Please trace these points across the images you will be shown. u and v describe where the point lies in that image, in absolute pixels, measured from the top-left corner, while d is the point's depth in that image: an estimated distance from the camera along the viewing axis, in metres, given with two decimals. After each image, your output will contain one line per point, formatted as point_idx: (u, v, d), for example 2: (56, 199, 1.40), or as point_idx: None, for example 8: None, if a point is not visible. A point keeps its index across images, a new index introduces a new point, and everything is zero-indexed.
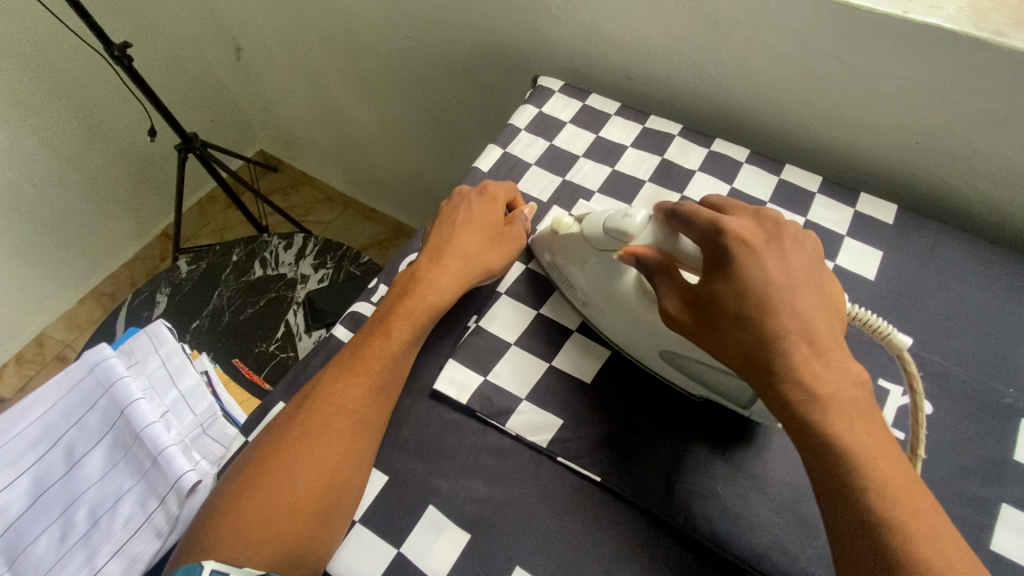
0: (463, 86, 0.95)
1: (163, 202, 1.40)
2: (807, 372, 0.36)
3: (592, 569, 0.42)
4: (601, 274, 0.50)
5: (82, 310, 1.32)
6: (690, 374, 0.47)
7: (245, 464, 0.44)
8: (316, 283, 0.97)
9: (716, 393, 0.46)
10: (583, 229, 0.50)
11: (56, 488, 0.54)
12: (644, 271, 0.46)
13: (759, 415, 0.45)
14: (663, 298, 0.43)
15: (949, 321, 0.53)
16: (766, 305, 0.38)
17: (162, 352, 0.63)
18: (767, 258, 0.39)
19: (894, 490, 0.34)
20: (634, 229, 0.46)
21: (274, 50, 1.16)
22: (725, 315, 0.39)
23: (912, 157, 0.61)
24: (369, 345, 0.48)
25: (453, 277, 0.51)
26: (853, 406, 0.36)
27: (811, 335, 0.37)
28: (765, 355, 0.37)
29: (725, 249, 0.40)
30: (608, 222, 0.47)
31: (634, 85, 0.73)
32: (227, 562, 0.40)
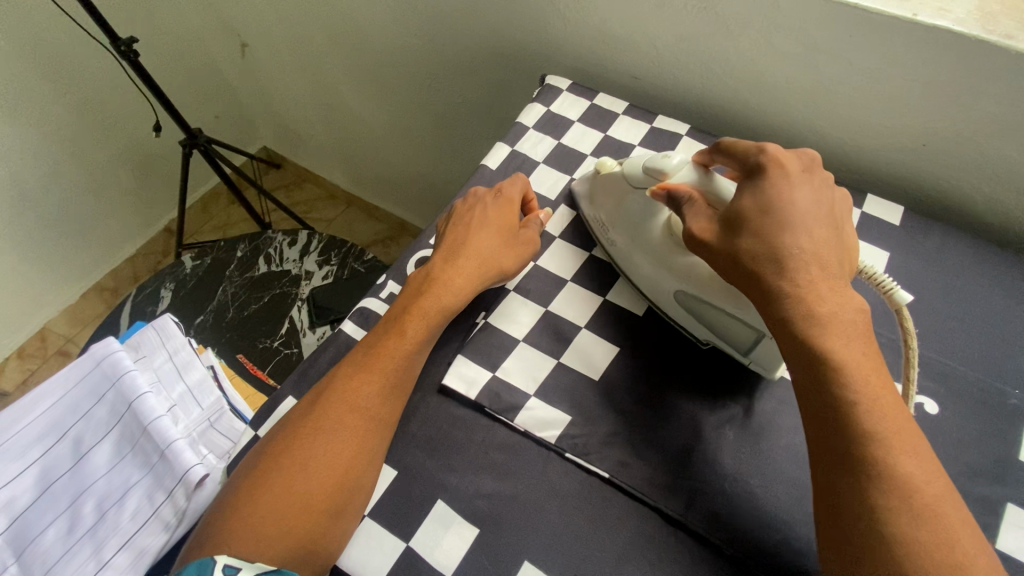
0: (469, 85, 0.95)
1: (166, 197, 1.40)
2: (814, 289, 0.39)
3: (600, 565, 0.42)
4: (634, 213, 0.54)
5: (85, 305, 1.32)
6: (699, 318, 0.50)
7: (257, 460, 0.44)
8: (321, 279, 0.97)
9: (721, 340, 0.49)
10: (623, 169, 0.54)
11: (63, 480, 0.54)
12: (673, 206, 0.48)
13: (758, 365, 0.48)
14: (691, 221, 0.45)
15: (956, 322, 0.53)
16: (785, 224, 0.41)
17: (170, 346, 0.63)
18: (795, 184, 0.43)
19: (883, 407, 0.36)
20: (671, 169, 0.49)
21: (279, 47, 1.16)
22: (745, 229, 0.42)
23: (918, 159, 0.61)
24: (384, 344, 0.48)
25: (467, 278, 0.52)
26: (854, 327, 0.38)
27: (822, 262, 0.40)
28: (777, 268, 0.40)
29: (756, 174, 0.44)
30: (647, 162, 0.51)
31: (641, 85, 0.73)
32: (238, 557, 0.39)
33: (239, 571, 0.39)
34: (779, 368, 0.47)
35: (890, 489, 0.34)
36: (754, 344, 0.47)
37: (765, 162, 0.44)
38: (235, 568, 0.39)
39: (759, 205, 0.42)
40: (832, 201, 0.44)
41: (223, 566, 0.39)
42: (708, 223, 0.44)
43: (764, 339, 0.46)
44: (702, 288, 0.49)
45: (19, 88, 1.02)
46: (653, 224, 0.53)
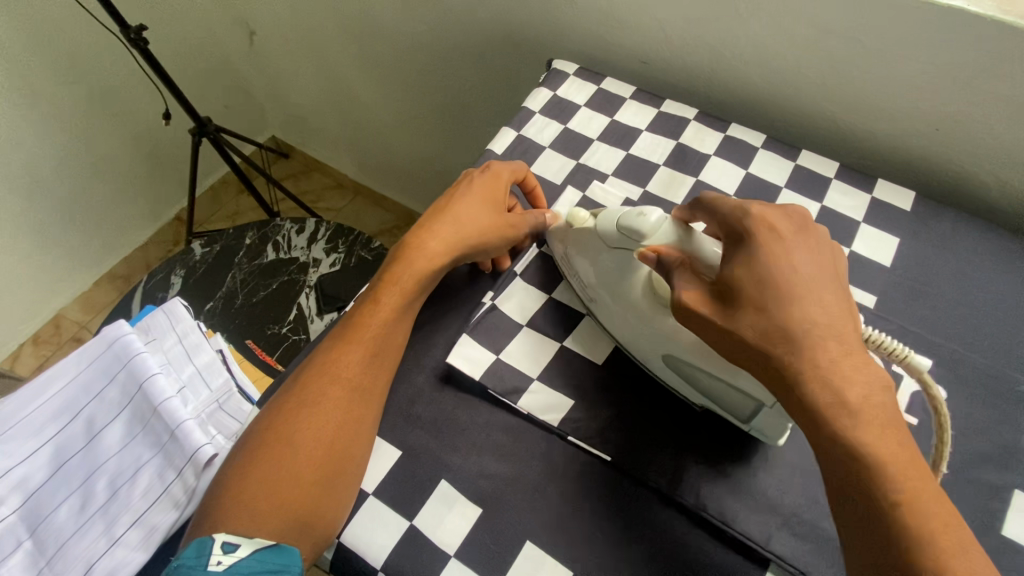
0: (475, 72, 0.95)
1: (176, 186, 1.41)
2: (841, 366, 0.36)
3: (602, 545, 0.42)
4: (612, 274, 0.49)
5: (98, 292, 1.34)
6: (695, 387, 0.46)
7: (253, 434, 0.46)
8: (328, 266, 0.97)
9: (720, 407, 0.45)
10: (595, 224, 0.49)
11: (76, 458, 0.55)
12: (662, 269, 0.43)
13: (759, 432, 0.44)
14: (678, 287, 0.41)
15: (967, 308, 0.52)
16: (792, 294, 0.38)
17: (179, 329, 0.64)
18: (791, 249, 0.40)
19: (920, 496, 0.32)
20: (648, 229, 0.45)
21: (286, 35, 1.16)
22: (745, 302, 0.38)
23: (932, 145, 0.60)
24: (362, 315, 0.49)
25: (442, 244, 0.51)
26: (883, 412, 0.35)
27: (843, 333, 0.37)
28: (785, 341, 0.37)
29: (744, 246, 0.40)
30: (620, 219, 0.47)
31: (650, 70, 0.72)
32: (236, 533, 0.41)
33: (238, 547, 0.40)
34: (783, 435, 0.43)
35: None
36: (754, 411, 0.43)
37: (753, 227, 0.41)
38: (234, 544, 0.40)
39: (757, 278, 0.39)
40: (834, 258, 0.41)
41: (222, 543, 0.40)
42: (700, 294, 0.40)
43: (765, 407, 0.42)
44: (696, 357, 0.44)
45: (30, 77, 1.03)
46: (633, 285, 0.48)
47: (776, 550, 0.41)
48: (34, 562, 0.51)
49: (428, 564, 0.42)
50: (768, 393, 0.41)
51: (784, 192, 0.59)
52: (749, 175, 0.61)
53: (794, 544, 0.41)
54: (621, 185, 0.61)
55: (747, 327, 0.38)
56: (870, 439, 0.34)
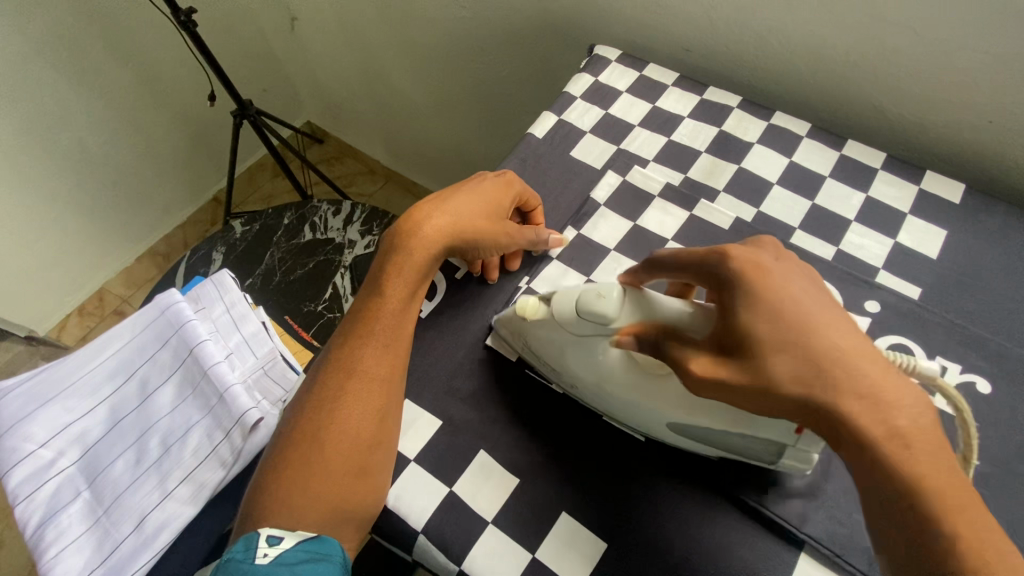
0: (513, 59, 0.95)
1: (215, 167, 1.45)
2: (874, 389, 0.32)
3: (635, 519, 0.43)
4: (584, 356, 0.44)
5: (139, 268, 1.39)
6: (699, 440, 0.43)
7: (288, 425, 0.47)
8: (363, 248, 0.99)
9: (740, 454, 0.43)
10: (553, 309, 0.44)
11: (132, 416, 0.58)
12: (647, 348, 0.40)
13: (787, 466, 0.42)
14: (686, 362, 0.36)
15: (1016, 302, 0.51)
16: (797, 330, 0.34)
17: (227, 299, 0.66)
18: (784, 278, 0.36)
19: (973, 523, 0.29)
20: (611, 310, 0.41)
21: (326, 20, 1.19)
22: (755, 347, 0.34)
23: (984, 138, 0.59)
24: (371, 308, 0.49)
25: (440, 237, 0.50)
26: (927, 434, 0.31)
27: (860, 358, 0.33)
28: (818, 380, 0.33)
29: (728, 286, 0.36)
30: (580, 301, 0.42)
31: (693, 57, 0.72)
32: (281, 527, 0.42)
33: (282, 539, 0.42)
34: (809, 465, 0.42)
35: None
36: (778, 450, 0.41)
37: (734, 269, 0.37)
38: (279, 537, 0.42)
39: (765, 316, 0.35)
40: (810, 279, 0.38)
41: (268, 536, 0.41)
42: (707, 357, 0.36)
43: (789, 446, 0.40)
44: (694, 418, 0.41)
45: (85, 55, 1.07)
46: (608, 362, 0.43)
47: (813, 533, 0.42)
48: (91, 512, 0.54)
49: (468, 530, 0.43)
50: (790, 433, 0.39)
51: (829, 181, 0.59)
52: (793, 163, 0.60)
53: (830, 527, 0.42)
54: (662, 170, 0.61)
55: (775, 371, 0.33)
56: (906, 467, 0.30)
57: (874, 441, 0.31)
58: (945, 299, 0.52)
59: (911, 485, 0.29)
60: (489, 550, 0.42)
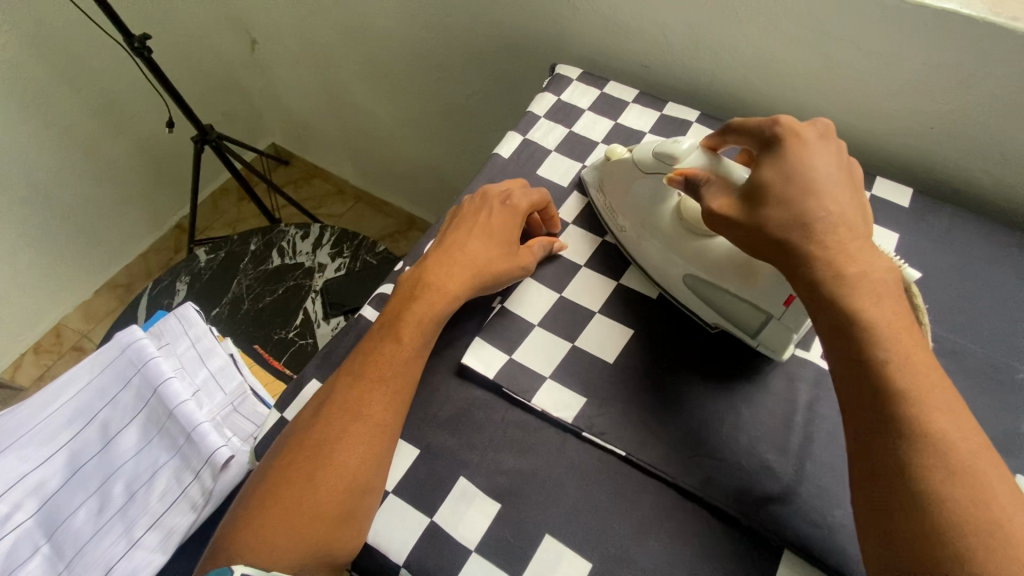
0: (477, 78, 0.96)
1: (177, 194, 1.41)
2: (854, 244, 0.40)
3: (619, 537, 0.43)
4: (644, 197, 0.55)
5: (99, 301, 1.34)
6: (709, 300, 0.51)
7: (279, 465, 0.45)
8: (334, 271, 0.97)
9: (730, 321, 0.50)
10: (633, 155, 0.54)
11: (93, 462, 0.55)
12: (692, 191, 0.47)
13: (765, 347, 0.49)
14: (709, 203, 0.45)
15: (966, 300, 0.54)
16: (804, 187, 0.42)
17: (192, 334, 0.64)
18: (815, 150, 0.43)
19: (912, 360, 0.35)
20: (680, 153, 0.49)
21: (287, 42, 1.18)
22: (768, 197, 0.42)
23: (929, 144, 0.62)
24: (381, 349, 0.48)
25: (460, 283, 0.52)
26: (885, 285, 0.38)
27: (854, 224, 0.41)
28: (802, 228, 0.40)
29: (771, 152, 0.44)
30: (656, 148, 0.51)
31: (651, 74, 0.74)
32: (256, 566, 0.41)
33: None
34: (787, 350, 0.48)
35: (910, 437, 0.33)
36: (763, 323, 0.48)
37: (781, 133, 0.44)
38: None
39: (780, 177, 0.42)
40: (850, 167, 0.45)
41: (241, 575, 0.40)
42: (726, 200, 0.45)
43: (774, 319, 0.48)
44: (712, 273, 0.50)
45: (36, 86, 1.04)
46: (663, 210, 0.54)
47: (791, 537, 0.42)
48: (52, 566, 0.51)
49: (449, 560, 0.43)
50: (780, 303, 0.47)
51: None
52: None
53: (810, 532, 0.42)
54: None
55: (768, 216, 0.42)
56: (866, 303, 0.37)
57: (824, 278, 0.39)
58: None
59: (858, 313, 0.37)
60: None
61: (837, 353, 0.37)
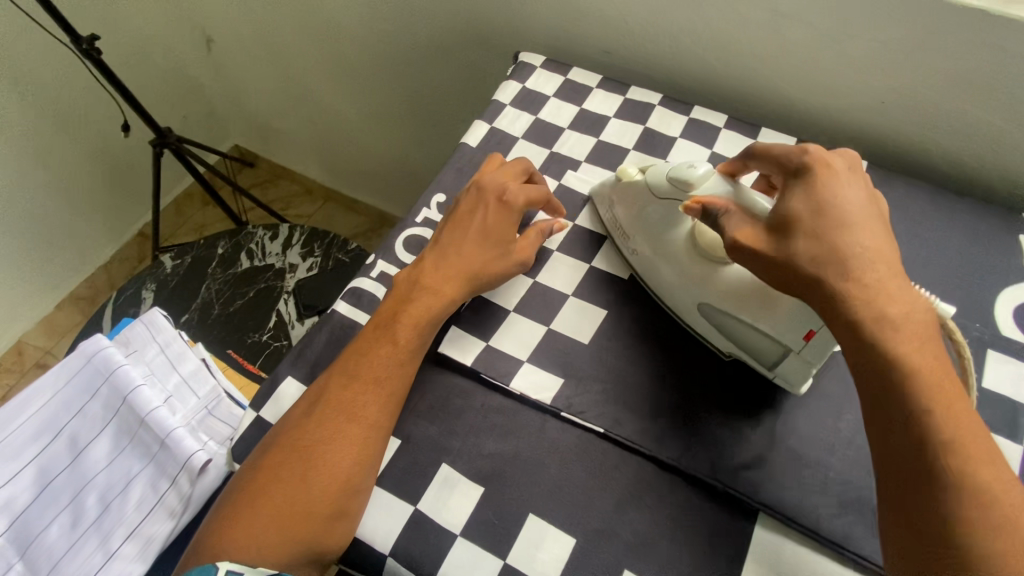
0: (442, 70, 0.96)
1: (138, 201, 1.37)
2: (890, 285, 0.39)
3: (601, 511, 0.44)
4: (657, 223, 0.53)
5: (61, 315, 1.29)
6: (722, 329, 0.49)
7: (266, 466, 0.44)
8: (305, 271, 0.96)
9: (746, 351, 0.48)
10: (646, 179, 0.53)
11: (63, 476, 0.53)
12: (709, 219, 0.46)
13: (782, 380, 0.47)
14: (730, 231, 0.44)
15: (919, 265, 0.56)
16: (842, 226, 0.41)
17: (160, 339, 0.62)
18: (844, 183, 0.43)
19: (953, 408, 0.35)
20: (696, 179, 0.49)
21: (246, 39, 1.15)
22: (799, 230, 0.41)
23: (880, 118, 0.64)
24: (376, 351, 0.48)
25: (456, 284, 0.51)
26: (922, 328, 0.38)
27: (888, 262, 0.40)
28: (838, 265, 0.40)
29: (799, 182, 0.44)
30: (671, 173, 0.50)
31: (613, 59, 0.75)
32: (240, 563, 0.41)
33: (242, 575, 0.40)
34: (804, 384, 0.47)
35: (955, 488, 0.33)
36: (782, 356, 0.46)
37: (811, 166, 0.44)
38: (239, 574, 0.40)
39: (812, 211, 0.42)
40: (875, 199, 0.44)
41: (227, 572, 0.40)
42: (751, 232, 0.43)
43: (792, 352, 0.46)
44: (726, 303, 0.48)
45: None
46: (675, 236, 0.52)
47: (764, 500, 0.44)
48: None
49: (436, 545, 0.43)
50: (799, 337, 0.45)
51: None
52: (714, 154, 0.63)
53: (781, 493, 0.44)
54: (594, 171, 0.63)
55: (801, 251, 0.41)
56: (904, 348, 0.37)
57: (863, 320, 0.38)
58: None
59: (898, 358, 0.37)
60: (459, 562, 0.42)
61: (876, 398, 0.37)
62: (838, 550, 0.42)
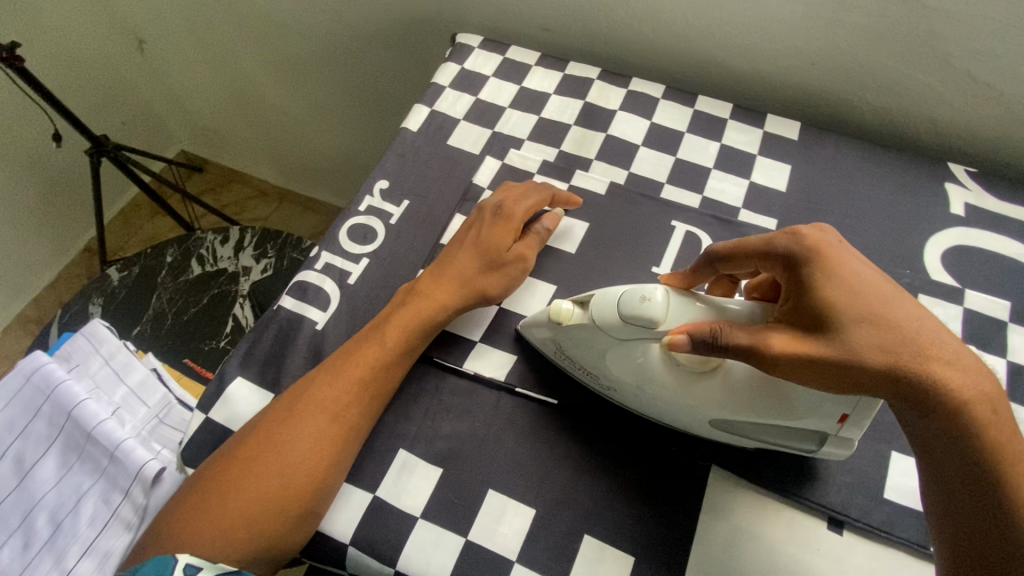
0: (385, 59, 0.94)
1: (81, 215, 1.31)
2: (961, 358, 0.34)
3: (559, 480, 0.45)
4: (624, 361, 0.43)
5: (9, 339, 1.24)
6: (745, 434, 0.43)
7: (229, 467, 0.43)
8: (260, 273, 0.94)
9: (776, 442, 0.43)
10: (591, 317, 0.43)
11: (10, 499, 0.52)
12: (705, 349, 0.38)
13: (828, 454, 0.43)
14: (762, 343, 0.36)
15: (852, 219, 0.58)
16: (888, 303, 0.36)
17: (104, 351, 0.60)
18: (851, 256, 0.38)
19: None
20: (660, 313, 0.40)
21: (180, 38, 1.11)
22: (847, 321, 0.35)
23: (810, 79, 0.66)
24: (364, 352, 0.47)
25: (449, 295, 0.50)
26: (995, 403, 0.34)
27: (945, 331, 0.36)
28: (911, 353, 0.34)
29: (811, 266, 0.37)
30: (622, 308, 0.41)
31: (551, 36, 0.74)
32: (201, 557, 0.40)
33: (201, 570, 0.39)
34: (850, 449, 0.42)
35: None
36: (819, 440, 0.42)
37: (810, 249, 0.38)
38: (196, 568, 0.39)
39: (852, 293, 0.36)
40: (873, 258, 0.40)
41: (185, 566, 0.39)
42: (791, 336, 0.36)
43: (831, 433, 0.40)
44: (742, 414, 0.41)
45: None
46: (651, 364, 0.42)
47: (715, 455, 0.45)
48: None
49: (397, 530, 0.43)
50: (834, 423, 0.39)
51: (687, 136, 0.63)
52: (653, 125, 0.64)
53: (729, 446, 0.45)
54: (537, 148, 0.63)
55: (863, 342, 0.34)
56: (989, 432, 0.33)
57: (952, 410, 0.33)
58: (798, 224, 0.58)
59: (986, 449, 0.33)
60: (420, 544, 0.43)
61: (966, 495, 0.33)
62: (780, 493, 0.44)
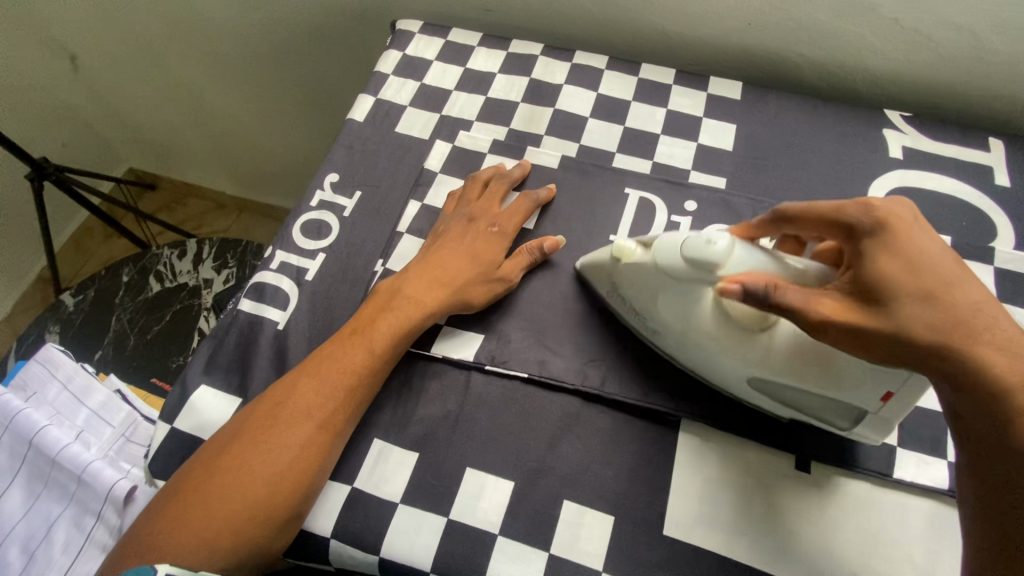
0: (329, 54, 0.93)
1: (30, 244, 1.26)
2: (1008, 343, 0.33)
3: (534, 451, 0.45)
4: (681, 309, 0.43)
5: None
6: (788, 402, 0.43)
7: (208, 478, 0.42)
8: (222, 284, 0.92)
9: (812, 416, 0.43)
10: (654, 256, 0.43)
11: None
12: (756, 302, 0.37)
13: (858, 435, 0.43)
14: (810, 309, 0.36)
15: (798, 171, 0.60)
16: (943, 279, 0.35)
17: (61, 376, 0.58)
18: (920, 231, 0.37)
19: None
20: (721, 256, 0.39)
21: (114, 50, 1.07)
22: (894, 295, 0.35)
23: (748, 38, 0.67)
24: (346, 354, 0.46)
25: (435, 299, 0.49)
26: None
27: (1001, 318, 0.34)
28: (954, 330, 0.34)
29: (874, 235, 0.37)
30: (685, 249, 0.41)
31: (492, 16, 0.74)
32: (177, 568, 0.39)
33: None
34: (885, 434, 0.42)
35: None
36: (856, 419, 0.41)
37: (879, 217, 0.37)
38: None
39: (907, 265, 0.36)
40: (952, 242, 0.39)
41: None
42: (838, 304, 0.36)
43: (869, 413, 0.40)
44: (786, 376, 0.41)
45: None
46: (703, 315, 0.42)
47: (684, 409, 0.46)
48: None
49: (378, 517, 0.43)
50: (876, 402, 0.39)
51: (634, 104, 0.64)
52: (600, 96, 0.65)
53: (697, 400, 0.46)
54: (486, 129, 0.63)
55: (906, 315, 0.34)
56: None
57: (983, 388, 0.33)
58: (747, 180, 0.59)
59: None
60: (401, 528, 0.43)
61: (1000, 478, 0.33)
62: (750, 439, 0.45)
